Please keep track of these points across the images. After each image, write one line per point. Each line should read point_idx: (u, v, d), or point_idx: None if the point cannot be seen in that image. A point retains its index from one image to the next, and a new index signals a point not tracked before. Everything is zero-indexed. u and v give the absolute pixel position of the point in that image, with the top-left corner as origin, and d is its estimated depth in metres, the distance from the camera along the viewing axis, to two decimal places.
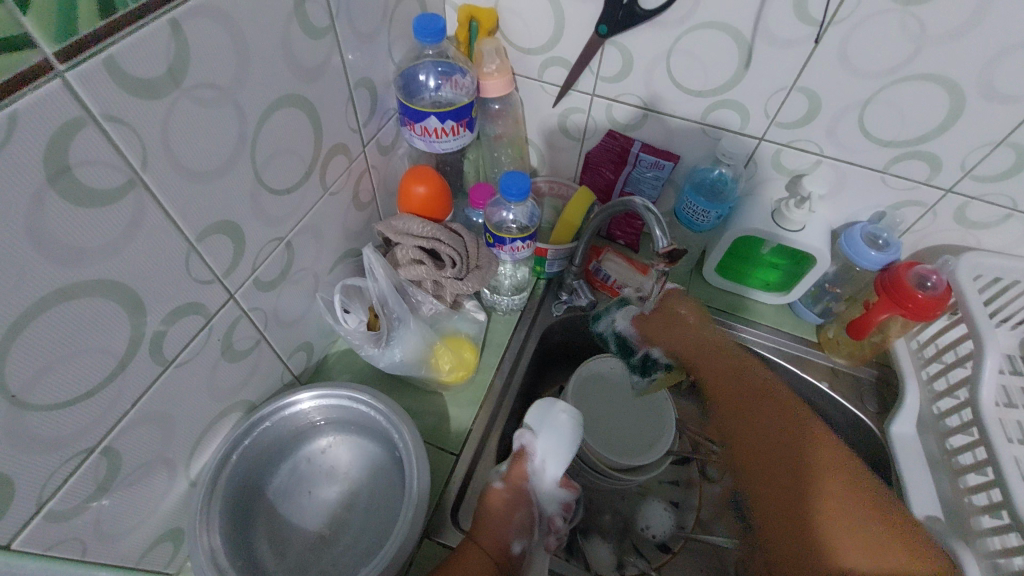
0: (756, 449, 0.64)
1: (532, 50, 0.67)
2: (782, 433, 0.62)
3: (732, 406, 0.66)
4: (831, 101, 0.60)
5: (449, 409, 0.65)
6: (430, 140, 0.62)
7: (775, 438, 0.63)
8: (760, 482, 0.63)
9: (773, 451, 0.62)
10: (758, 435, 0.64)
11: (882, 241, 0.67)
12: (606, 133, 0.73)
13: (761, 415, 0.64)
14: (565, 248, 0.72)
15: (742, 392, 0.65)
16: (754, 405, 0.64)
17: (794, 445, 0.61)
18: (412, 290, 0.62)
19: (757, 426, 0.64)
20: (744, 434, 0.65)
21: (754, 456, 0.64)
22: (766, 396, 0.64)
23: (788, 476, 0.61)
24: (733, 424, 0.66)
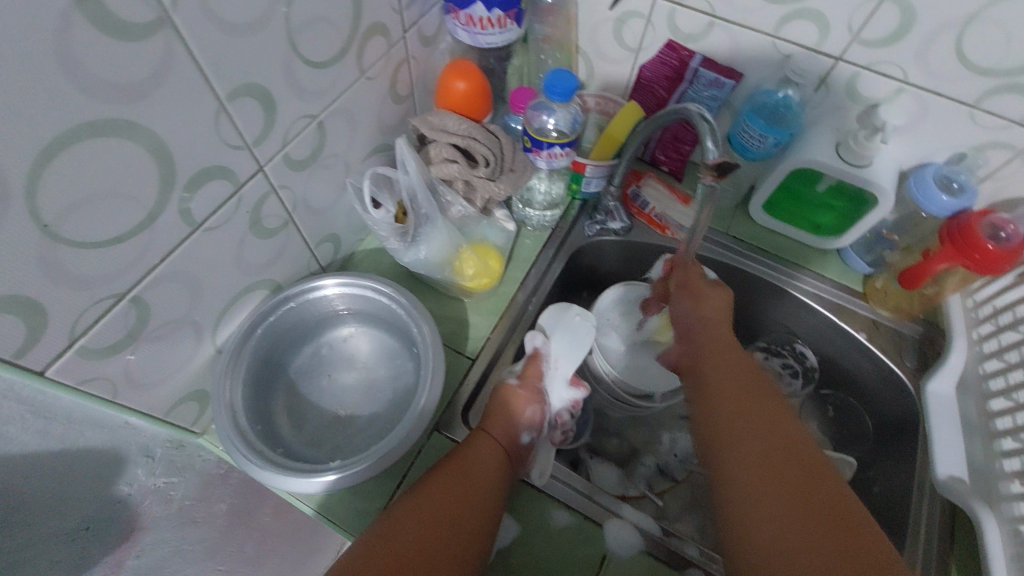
0: (755, 465, 0.46)
1: None
2: (787, 450, 0.46)
3: (734, 412, 0.50)
4: (928, 16, 0.52)
5: (470, 316, 0.65)
6: (474, 31, 0.59)
7: (778, 452, 0.46)
8: (732, 507, 0.46)
9: (777, 475, 0.45)
10: (758, 446, 0.47)
11: (955, 185, 0.61)
12: (666, 43, 0.67)
13: (746, 414, 0.50)
14: (605, 165, 0.68)
15: (738, 380, 0.53)
16: (772, 409, 0.50)
17: (807, 473, 0.45)
18: (442, 189, 0.60)
19: (755, 433, 0.48)
20: (738, 443, 0.48)
21: (746, 473, 0.46)
22: (747, 370, 0.53)
23: (800, 504, 0.43)
24: (710, 425, 0.51)
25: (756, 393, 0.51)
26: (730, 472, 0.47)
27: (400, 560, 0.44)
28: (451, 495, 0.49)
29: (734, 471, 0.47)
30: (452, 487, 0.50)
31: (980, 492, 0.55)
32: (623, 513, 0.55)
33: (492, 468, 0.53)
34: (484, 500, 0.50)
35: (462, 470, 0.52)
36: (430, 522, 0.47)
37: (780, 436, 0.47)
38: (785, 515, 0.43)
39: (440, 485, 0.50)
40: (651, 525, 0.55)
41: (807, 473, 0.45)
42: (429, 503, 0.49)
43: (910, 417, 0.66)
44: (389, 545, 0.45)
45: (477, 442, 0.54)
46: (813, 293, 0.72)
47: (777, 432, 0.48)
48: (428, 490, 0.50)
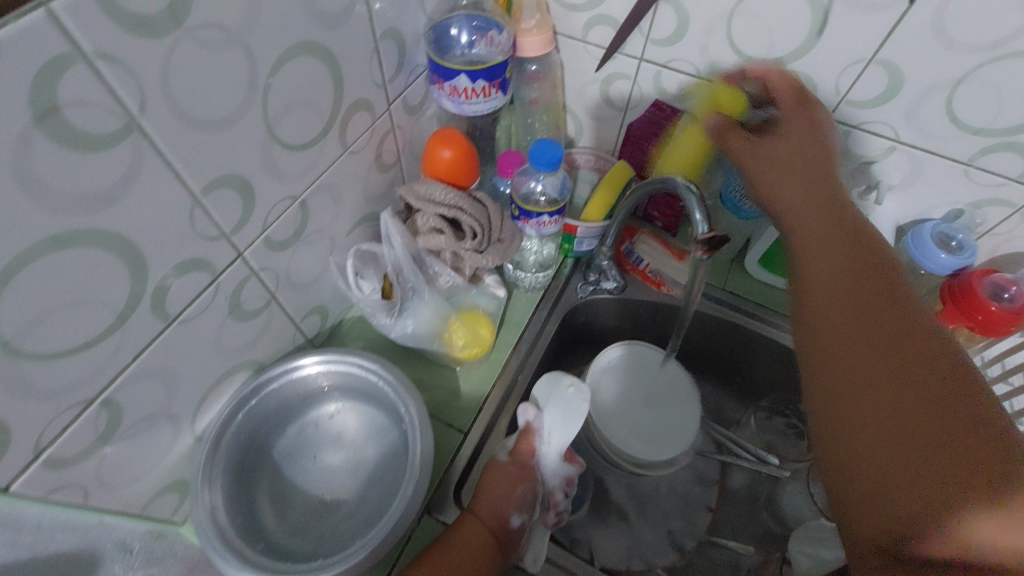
0: (860, 342, 0.38)
1: (578, 7, 0.62)
2: (914, 339, 0.36)
3: (839, 310, 0.40)
4: (915, 79, 0.52)
5: (461, 385, 0.63)
6: (459, 101, 0.59)
7: (875, 325, 0.38)
8: (832, 437, 0.37)
9: (883, 352, 0.36)
10: (872, 325, 0.38)
11: (954, 243, 0.59)
12: (653, 103, 0.67)
13: (847, 288, 0.41)
14: (597, 226, 0.67)
15: (843, 256, 0.43)
16: (877, 285, 0.40)
17: (911, 348, 0.36)
18: (429, 260, 0.59)
19: (859, 306, 0.39)
20: (828, 314, 0.40)
21: (850, 343, 0.38)
22: (820, 193, 0.48)
23: (920, 399, 0.34)
24: (814, 315, 0.41)
25: (858, 243, 0.43)
26: (837, 365, 0.38)
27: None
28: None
29: (834, 336, 0.39)
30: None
31: None
32: None
33: (478, 558, 0.49)
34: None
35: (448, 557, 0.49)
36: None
37: (876, 302, 0.39)
38: (884, 436, 0.34)
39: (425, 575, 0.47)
40: None
41: (910, 335, 0.37)
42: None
43: None
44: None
45: (464, 525, 0.52)
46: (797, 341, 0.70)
47: (886, 309, 0.38)
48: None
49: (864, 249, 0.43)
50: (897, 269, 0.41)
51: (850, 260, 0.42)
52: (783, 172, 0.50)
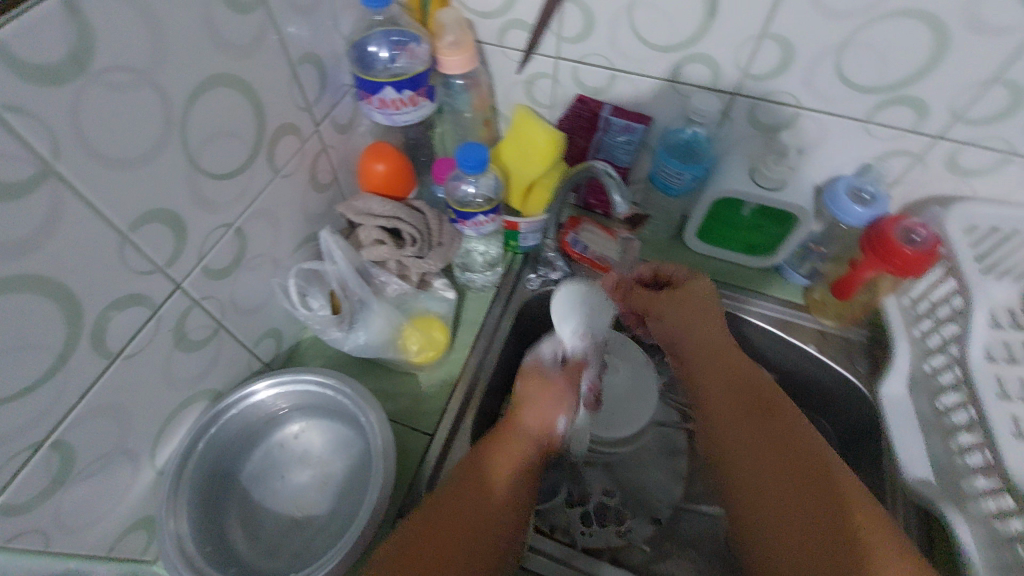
0: (764, 459, 0.51)
1: (490, 14, 0.64)
2: (778, 433, 0.52)
3: (727, 422, 0.55)
4: (805, 48, 0.56)
5: (422, 389, 0.64)
6: (389, 112, 0.61)
7: (773, 449, 0.52)
8: (747, 507, 0.51)
9: (770, 462, 0.51)
10: (752, 440, 0.53)
11: (867, 195, 0.63)
12: (576, 97, 0.70)
13: (737, 408, 0.55)
14: (538, 220, 0.69)
15: (724, 382, 0.58)
16: (769, 411, 0.54)
17: (786, 442, 0.52)
18: (375, 271, 0.61)
19: (740, 414, 0.55)
20: (747, 455, 0.52)
21: (757, 470, 0.51)
22: (750, 383, 0.57)
23: (785, 479, 0.49)
24: (722, 456, 0.55)
25: (743, 373, 0.58)
26: (730, 452, 0.54)
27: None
28: (458, 532, 0.49)
29: (737, 461, 0.53)
30: (462, 522, 0.50)
31: (949, 493, 0.56)
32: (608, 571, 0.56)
33: (500, 499, 0.53)
34: (489, 547, 0.49)
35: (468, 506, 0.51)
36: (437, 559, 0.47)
37: (756, 409, 0.55)
38: (785, 498, 0.49)
39: (450, 518, 0.50)
40: None
41: (783, 430, 0.52)
42: (436, 528, 0.49)
43: (872, 422, 0.66)
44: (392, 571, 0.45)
45: (489, 479, 0.54)
46: (740, 306, 0.73)
47: (763, 425, 0.53)
48: (437, 518, 0.49)
49: (758, 394, 0.56)
50: (778, 399, 0.55)
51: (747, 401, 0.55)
52: (710, 382, 0.59)
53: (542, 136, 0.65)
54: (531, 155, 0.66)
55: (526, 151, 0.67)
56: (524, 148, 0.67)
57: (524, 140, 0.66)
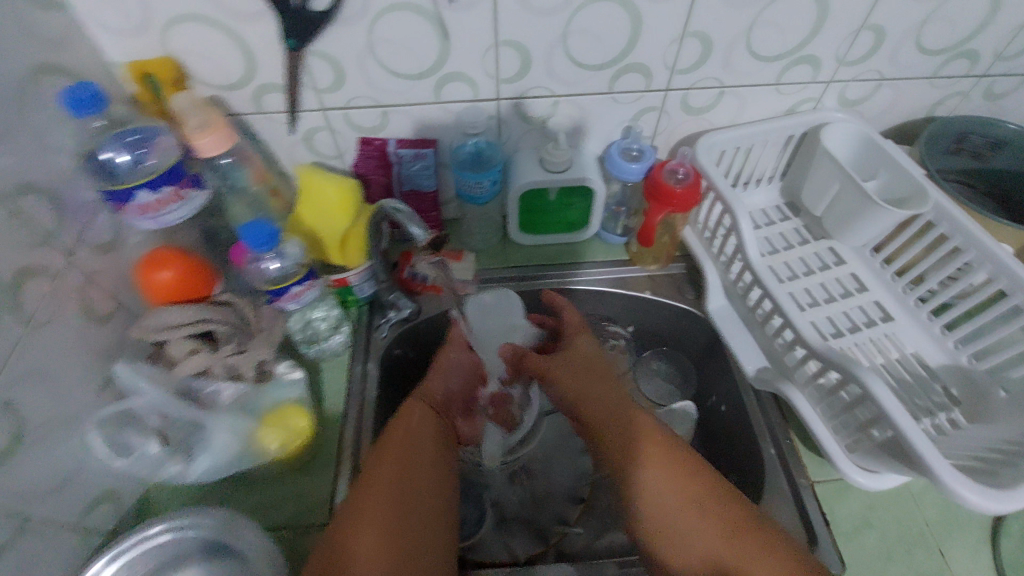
0: (674, 511, 0.55)
1: (235, 85, 0.62)
2: (702, 483, 0.55)
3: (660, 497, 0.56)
4: (535, 45, 0.62)
5: (305, 482, 0.60)
6: (154, 215, 0.55)
7: (694, 485, 0.55)
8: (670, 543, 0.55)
9: (688, 512, 0.54)
10: (674, 491, 0.55)
11: (636, 151, 0.71)
12: (359, 141, 0.70)
13: (686, 494, 0.55)
14: (364, 267, 0.69)
15: (673, 475, 0.56)
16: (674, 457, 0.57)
17: (693, 479, 0.56)
18: (200, 384, 0.55)
19: (684, 489, 0.55)
20: (655, 490, 0.56)
21: (670, 505, 0.55)
22: (670, 456, 0.57)
23: (689, 503, 0.55)
24: (657, 522, 0.56)
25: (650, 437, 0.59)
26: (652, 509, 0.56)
27: (381, 516, 0.50)
28: (423, 469, 0.56)
29: (659, 492, 0.56)
30: (416, 454, 0.56)
31: (780, 372, 0.65)
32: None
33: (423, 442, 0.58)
34: (444, 481, 0.57)
35: (423, 419, 0.60)
36: (394, 526, 0.49)
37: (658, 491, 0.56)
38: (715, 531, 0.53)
39: (399, 471, 0.54)
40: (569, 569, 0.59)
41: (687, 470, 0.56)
42: (387, 518, 0.50)
43: (712, 337, 0.76)
44: (360, 508, 0.50)
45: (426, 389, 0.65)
46: (578, 280, 0.79)
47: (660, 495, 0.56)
48: (404, 435, 0.57)
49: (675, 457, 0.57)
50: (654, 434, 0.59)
51: (668, 476, 0.56)
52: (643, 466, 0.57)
53: (330, 187, 0.64)
54: (322, 206, 0.64)
55: (315, 205, 0.64)
56: (313, 203, 0.64)
57: (311, 195, 0.64)
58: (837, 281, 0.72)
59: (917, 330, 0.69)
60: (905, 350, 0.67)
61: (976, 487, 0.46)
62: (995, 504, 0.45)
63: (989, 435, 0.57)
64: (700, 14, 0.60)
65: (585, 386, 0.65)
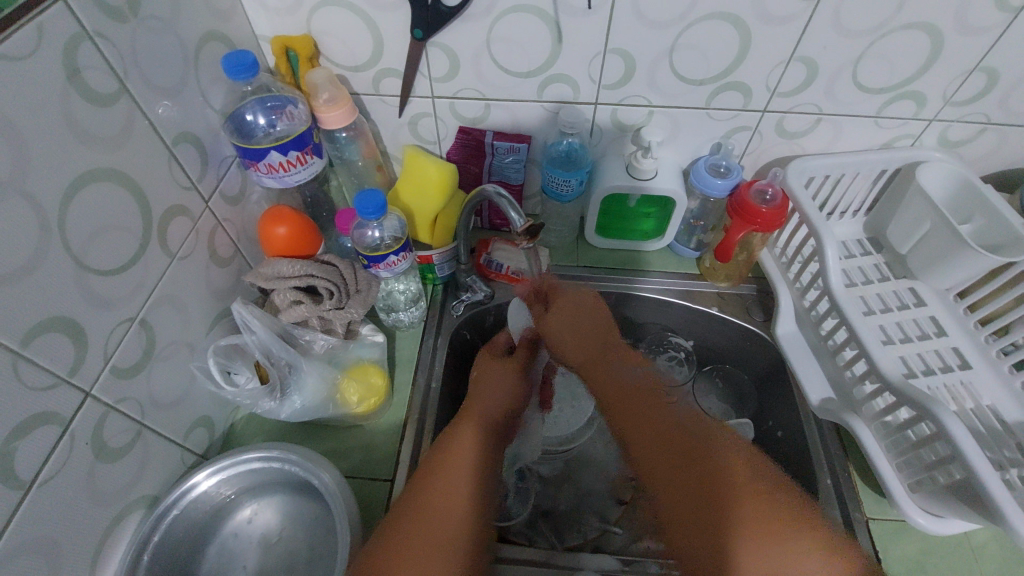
0: (677, 475, 0.51)
1: (359, 67, 0.67)
2: (682, 444, 0.53)
3: (665, 455, 0.53)
4: (642, 56, 0.64)
5: (372, 438, 0.64)
6: (279, 175, 0.61)
7: (676, 458, 0.52)
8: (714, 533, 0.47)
9: (679, 472, 0.51)
10: (664, 442, 0.54)
11: (724, 168, 0.73)
12: (458, 130, 0.74)
13: (673, 447, 0.53)
14: (448, 248, 0.73)
15: (665, 437, 0.54)
16: (665, 413, 0.56)
17: (685, 453, 0.52)
18: (299, 332, 0.60)
19: (675, 449, 0.53)
20: (649, 454, 0.54)
21: (671, 481, 0.51)
22: (665, 419, 0.56)
23: (678, 469, 0.51)
24: (668, 498, 0.51)
25: (652, 404, 0.57)
26: (653, 464, 0.54)
27: (441, 536, 0.45)
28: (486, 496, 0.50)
29: (658, 468, 0.53)
30: (476, 476, 0.50)
31: (845, 404, 0.65)
32: (584, 563, 0.60)
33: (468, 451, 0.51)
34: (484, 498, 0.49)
35: (485, 441, 0.54)
36: (430, 534, 0.45)
37: (673, 433, 0.54)
38: (750, 515, 0.47)
39: (437, 481, 0.49)
40: (610, 563, 0.60)
41: (684, 454, 0.52)
42: (422, 531, 0.45)
43: (776, 361, 0.76)
44: (430, 527, 0.45)
45: (474, 405, 0.58)
46: (647, 287, 0.80)
47: (673, 431, 0.54)
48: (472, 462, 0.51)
49: (683, 426, 0.55)
50: (651, 395, 0.59)
51: (664, 427, 0.55)
52: (641, 428, 0.56)
53: (431, 170, 0.68)
54: (422, 186, 0.69)
55: (416, 184, 0.69)
56: (415, 181, 0.69)
57: (415, 173, 0.69)
58: (916, 322, 0.71)
59: (996, 384, 0.67)
60: (981, 401, 0.65)
61: None
62: None
63: None
64: (809, 40, 0.61)
65: (574, 338, 0.65)
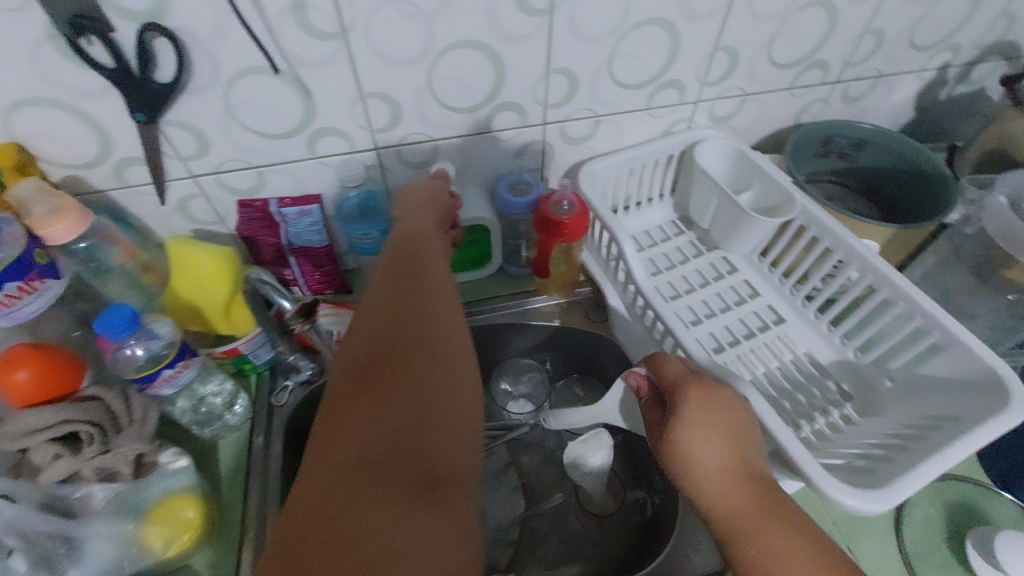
0: (766, 542, 0.41)
1: (88, 163, 0.58)
2: (743, 503, 0.43)
3: (730, 510, 0.43)
4: (402, 95, 0.62)
5: (203, 573, 0.56)
6: (5, 311, 0.52)
7: (737, 519, 0.43)
8: None
9: (764, 533, 0.42)
10: (722, 499, 0.44)
11: (526, 185, 0.72)
12: (237, 204, 0.68)
13: (740, 512, 0.43)
14: (256, 335, 0.65)
15: (740, 491, 0.44)
16: (721, 456, 0.45)
17: (764, 521, 0.42)
18: (71, 488, 0.52)
19: (737, 508, 0.43)
20: (720, 494, 0.44)
21: (748, 549, 0.42)
22: (717, 465, 0.45)
23: (755, 537, 0.42)
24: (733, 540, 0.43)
25: (715, 456, 0.45)
26: (727, 523, 0.43)
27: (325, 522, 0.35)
28: (383, 461, 0.39)
29: (730, 532, 0.43)
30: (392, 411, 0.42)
31: None
32: None
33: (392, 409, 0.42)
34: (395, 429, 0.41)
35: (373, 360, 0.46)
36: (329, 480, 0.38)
37: (744, 500, 0.44)
38: None
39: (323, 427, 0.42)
40: None
41: (754, 519, 0.43)
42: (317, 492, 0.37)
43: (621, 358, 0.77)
44: (322, 503, 0.36)
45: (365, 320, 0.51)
46: (488, 315, 0.78)
47: (742, 497, 0.44)
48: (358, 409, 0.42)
49: (736, 460, 0.45)
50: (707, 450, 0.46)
51: (724, 483, 0.44)
52: (715, 473, 0.45)
53: (201, 259, 0.60)
54: (197, 279, 0.60)
55: (189, 280, 0.60)
56: (186, 279, 0.60)
57: (184, 268, 0.60)
58: (732, 289, 0.75)
59: (808, 331, 0.71)
60: (798, 351, 0.69)
61: (857, 491, 0.48)
62: (876, 505, 0.47)
63: (875, 431, 0.59)
64: (559, 52, 0.62)
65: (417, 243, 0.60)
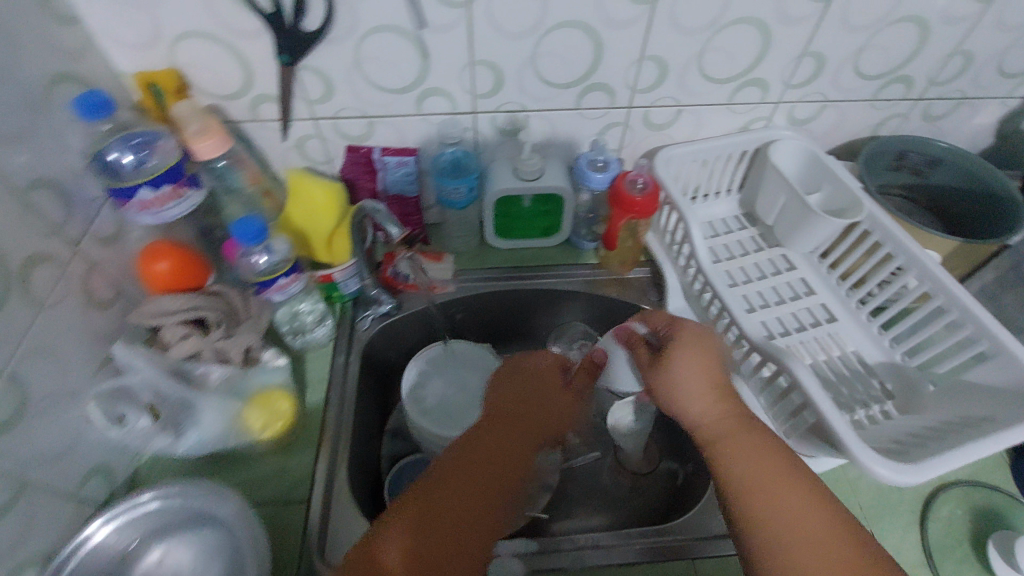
0: (746, 458, 0.49)
1: (232, 95, 0.67)
2: (723, 425, 0.52)
3: (713, 424, 0.52)
4: (507, 65, 0.68)
5: (285, 461, 0.64)
6: (155, 212, 0.60)
7: (721, 437, 0.51)
8: (772, 520, 0.46)
9: (749, 456, 0.49)
10: (706, 416, 0.53)
11: (602, 162, 0.77)
12: (346, 148, 0.76)
13: (723, 427, 0.52)
14: (349, 265, 0.72)
15: (729, 421, 0.52)
16: (712, 386, 0.54)
17: (740, 436, 0.51)
18: (191, 365, 0.60)
19: (726, 431, 0.51)
20: (700, 409, 0.53)
21: (737, 463, 0.49)
22: (710, 391, 0.54)
23: (737, 454, 0.50)
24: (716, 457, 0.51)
25: (711, 385, 0.54)
26: (710, 437, 0.52)
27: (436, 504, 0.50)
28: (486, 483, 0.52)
29: (713, 448, 0.51)
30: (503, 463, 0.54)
31: None
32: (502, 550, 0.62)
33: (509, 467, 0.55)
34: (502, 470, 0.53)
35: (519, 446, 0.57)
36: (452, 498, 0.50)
37: (735, 427, 0.51)
38: (806, 515, 0.45)
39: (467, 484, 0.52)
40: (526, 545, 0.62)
41: (728, 433, 0.51)
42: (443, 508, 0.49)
43: None
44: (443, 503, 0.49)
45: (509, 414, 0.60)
46: (552, 280, 0.84)
47: (734, 424, 0.52)
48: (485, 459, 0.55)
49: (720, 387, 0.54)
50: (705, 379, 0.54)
51: (704, 404, 0.53)
52: (697, 392, 0.54)
53: (316, 189, 0.68)
54: (310, 206, 0.68)
55: (303, 206, 0.68)
56: (301, 205, 0.68)
57: (301, 196, 0.68)
58: (789, 285, 0.78)
59: (859, 332, 0.74)
60: (847, 349, 0.72)
61: (892, 465, 0.52)
62: (908, 478, 0.51)
63: (913, 427, 0.62)
64: (655, 40, 0.67)
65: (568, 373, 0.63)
